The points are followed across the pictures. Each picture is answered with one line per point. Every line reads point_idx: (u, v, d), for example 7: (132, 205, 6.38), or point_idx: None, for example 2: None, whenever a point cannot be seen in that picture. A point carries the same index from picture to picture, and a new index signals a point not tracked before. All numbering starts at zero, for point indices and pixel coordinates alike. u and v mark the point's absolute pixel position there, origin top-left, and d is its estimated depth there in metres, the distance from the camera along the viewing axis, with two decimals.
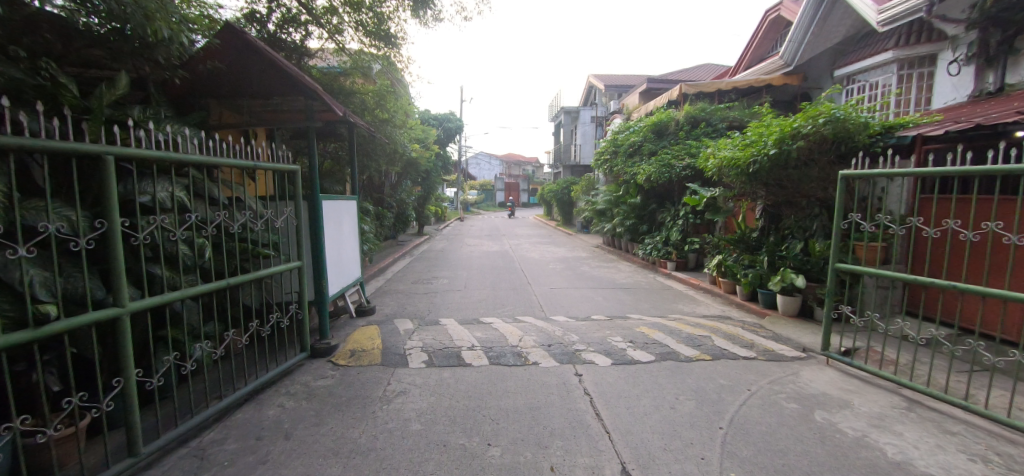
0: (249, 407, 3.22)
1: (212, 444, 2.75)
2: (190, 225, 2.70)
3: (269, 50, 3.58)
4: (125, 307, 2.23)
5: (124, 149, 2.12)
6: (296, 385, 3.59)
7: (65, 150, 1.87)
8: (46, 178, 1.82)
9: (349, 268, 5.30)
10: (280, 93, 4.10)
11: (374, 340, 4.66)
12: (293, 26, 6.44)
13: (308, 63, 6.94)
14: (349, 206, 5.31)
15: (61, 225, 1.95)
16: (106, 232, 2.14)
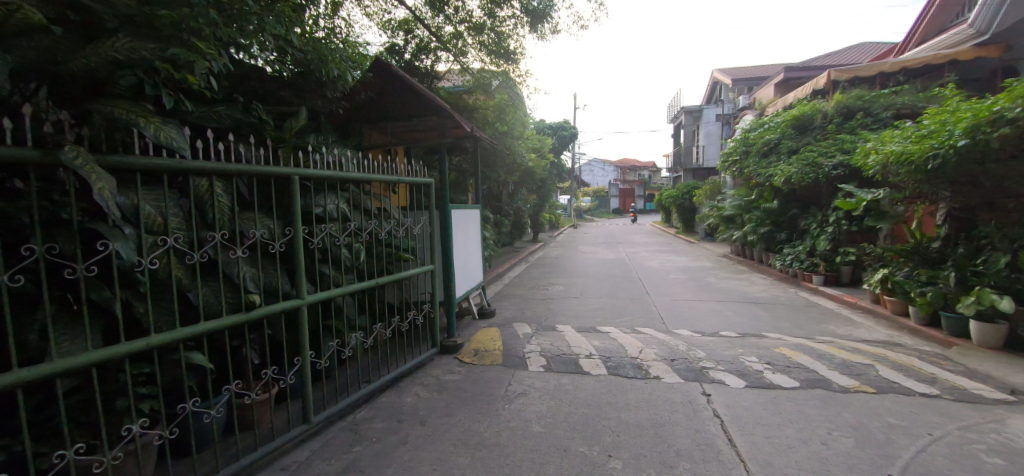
0: (391, 393, 3.65)
1: (363, 420, 3.19)
2: (349, 231, 3.18)
3: (410, 78, 4.04)
4: (304, 300, 2.72)
5: (305, 171, 2.60)
6: (429, 377, 3.97)
7: (266, 173, 2.37)
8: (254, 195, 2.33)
9: (473, 273, 5.69)
10: (417, 116, 4.58)
11: (495, 341, 4.94)
12: (425, 53, 7.19)
13: (436, 85, 7.63)
14: (474, 215, 5.71)
15: (263, 232, 2.47)
16: (291, 238, 2.64)
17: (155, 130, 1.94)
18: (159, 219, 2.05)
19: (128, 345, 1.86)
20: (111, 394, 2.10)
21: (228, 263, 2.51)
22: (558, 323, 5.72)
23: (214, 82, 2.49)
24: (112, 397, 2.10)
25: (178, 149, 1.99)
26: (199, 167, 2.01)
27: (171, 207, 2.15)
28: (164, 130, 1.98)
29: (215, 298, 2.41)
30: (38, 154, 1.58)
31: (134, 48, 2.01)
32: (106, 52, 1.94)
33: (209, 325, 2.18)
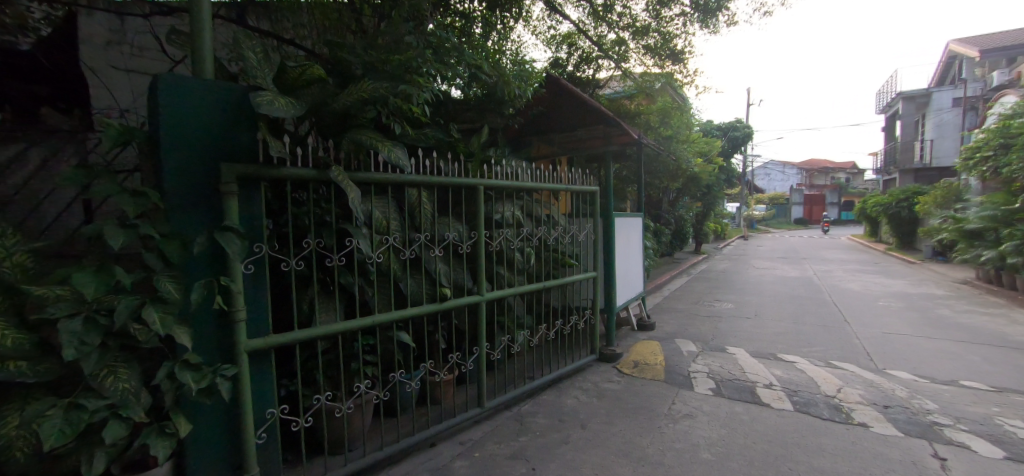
0: (552, 392, 3.83)
1: (527, 414, 3.42)
2: (522, 237, 3.43)
3: (579, 92, 4.18)
4: (483, 296, 3.04)
5: (489, 181, 2.91)
6: (587, 382, 4.04)
7: (458, 184, 2.73)
8: (448, 202, 2.71)
9: (633, 284, 5.56)
10: (583, 126, 4.68)
11: (656, 355, 4.76)
12: (587, 64, 7.32)
13: (597, 93, 7.69)
14: (637, 223, 5.59)
15: (454, 235, 2.84)
16: (475, 241, 3.00)
17: (387, 151, 2.24)
18: (384, 222, 2.53)
19: (361, 320, 2.38)
20: (347, 357, 2.68)
21: (429, 261, 2.87)
22: (728, 345, 5.22)
23: (427, 108, 2.94)
24: (348, 360, 2.68)
25: (403, 167, 2.28)
26: (412, 180, 2.45)
27: (394, 212, 2.59)
28: (394, 151, 2.27)
29: (420, 290, 2.81)
30: (316, 173, 2.14)
31: (375, 87, 2.30)
32: (357, 93, 2.31)
33: (414, 311, 2.62)
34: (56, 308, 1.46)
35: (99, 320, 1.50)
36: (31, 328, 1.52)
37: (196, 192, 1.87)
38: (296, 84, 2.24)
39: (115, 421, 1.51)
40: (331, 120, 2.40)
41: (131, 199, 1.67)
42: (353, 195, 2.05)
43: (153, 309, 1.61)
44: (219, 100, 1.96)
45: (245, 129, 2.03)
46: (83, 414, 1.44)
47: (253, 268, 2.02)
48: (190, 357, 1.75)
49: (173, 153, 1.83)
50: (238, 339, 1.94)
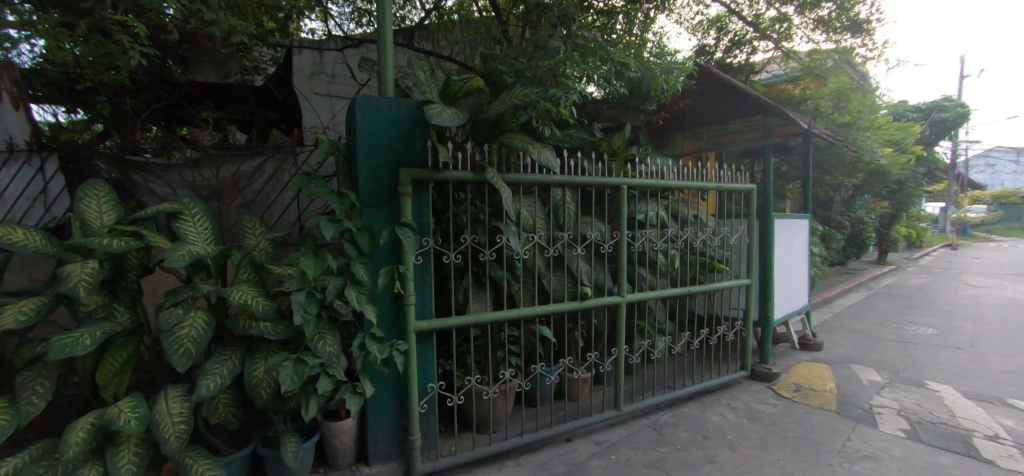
0: (695, 405, 3.57)
1: (667, 425, 3.25)
2: (667, 238, 3.24)
3: (738, 83, 3.80)
4: (625, 298, 2.96)
5: (633, 180, 2.83)
6: (737, 401, 3.67)
7: (601, 183, 2.71)
8: (590, 201, 2.71)
9: (795, 298, 4.88)
10: (736, 118, 4.24)
11: (826, 381, 4.11)
12: (740, 47, 6.57)
13: (752, 79, 6.88)
14: (801, 226, 4.89)
15: (596, 234, 2.83)
16: (617, 241, 2.95)
17: (538, 152, 2.34)
18: (530, 221, 2.65)
19: (508, 312, 2.54)
20: (495, 345, 2.88)
21: (571, 258, 2.92)
22: (928, 379, 4.26)
23: (573, 109, 2.97)
24: (494, 348, 2.87)
25: (552, 168, 2.35)
26: (558, 180, 2.54)
27: (540, 211, 2.69)
28: (544, 152, 2.36)
29: (562, 287, 2.87)
30: (473, 176, 2.36)
31: (526, 92, 2.40)
32: (510, 99, 2.43)
33: (556, 307, 2.70)
34: (289, 284, 1.88)
35: (316, 295, 1.89)
36: (272, 298, 1.97)
37: (382, 192, 2.24)
38: (456, 94, 2.45)
39: (325, 377, 1.88)
40: (485, 125, 2.60)
41: (338, 199, 2.06)
42: (505, 195, 2.22)
43: (351, 289, 1.96)
44: (399, 114, 2.29)
45: (417, 138, 2.34)
46: (305, 368, 1.82)
47: (421, 259, 2.32)
48: (375, 331, 2.08)
49: (365, 161, 2.21)
50: (409, 320, 2.25)
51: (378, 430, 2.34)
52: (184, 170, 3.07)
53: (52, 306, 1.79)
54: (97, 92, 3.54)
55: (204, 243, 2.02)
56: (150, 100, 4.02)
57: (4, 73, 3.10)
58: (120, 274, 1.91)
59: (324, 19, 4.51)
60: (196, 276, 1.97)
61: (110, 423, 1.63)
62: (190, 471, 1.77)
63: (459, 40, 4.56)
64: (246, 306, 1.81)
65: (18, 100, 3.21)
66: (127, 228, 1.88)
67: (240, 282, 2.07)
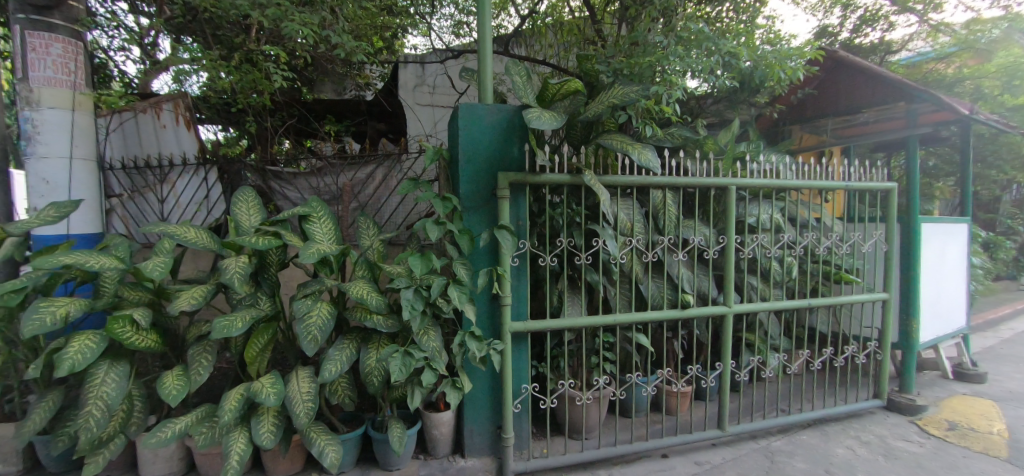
0: (816, 433, 3.15)
1: (780, 452, 2.91)
2: (783, 245, 2.92)
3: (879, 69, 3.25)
4: (733, 308, 2.73)
5: (742, 180, 2.60)
6: (869, 433, 3.17)
7: (705, 184, 2.54)
8: (692, 203, 2.54)
9: (947, 321, 4.12)
10: (870, 107, 3.65)
11: (992, 421, 3.39)
12: (874, 25, 5.67)
13: (890, 61, 5.96)
14: (957, 231, 4.11)
15: (700, 239, 2.64)
16: (724, 246, 2.70)
17: (638, 153, 2.25)
18: (628, 224, 2.56)
19: (603, 317, 2.48)
20: (589, 350, 2.83)
21: (672, 263, 2.78)
22: None
23: (674, 106, 2.80)
24: (588, 353, 2.82)
25: (652, 169, 2.24)
26: (657, 181, 2.43)
27: (638, 214, 2.59)
28: (644, 152, 2.26)
29: (661, 294, 2.73)
30: (570, 178, 2.35)
31: (625, 91, 2.31)
32: (608, 99, 2.37)
33: (654, 315, 2.57)
34: (399, 282, 2.03)
35: (421, 292, 2.01)
36: (384, 294, 2.14)
37: (482, 197, 2.33)
38: (553, 97, 2.44)
39: (428, 370, 2.00)
40: (581, 128, 2.57)
41: (442, 202, 2.18)
42: (602, 198, 2.17)
43: (453, 288, 2.05)
44: (498, 120, 2.37)
45: (515, 143, 2.39)
46: (412, 360, 1.95)
47: (518, 261, 2.36)
48: (474, 329, 2.16)
49: (466, 166, 2.32)
50: (505, 320, 2.30)
51: (475, 425, 2.42)
52: (310, 178, 3.48)
53: (215, 293, 2.13)
54: (246, 112, 4.16)
55: (328, 242, 2.26)
56: (284, 117, 4.62)
57: (181, 100, 3.70)
58: (263, 267, 2.21)
59: (426, 34, 4.82)
60: (321, 272, 2.21)
61: (255, 395, 1.89)
62: (315, 444, 1.99)
63: (553, 44, 4.57)
64: (362, 300, 1.99)
65: (189, 121, 3.76)
66: (270, 229, 2.17)
67: (357, 278, 2.28)
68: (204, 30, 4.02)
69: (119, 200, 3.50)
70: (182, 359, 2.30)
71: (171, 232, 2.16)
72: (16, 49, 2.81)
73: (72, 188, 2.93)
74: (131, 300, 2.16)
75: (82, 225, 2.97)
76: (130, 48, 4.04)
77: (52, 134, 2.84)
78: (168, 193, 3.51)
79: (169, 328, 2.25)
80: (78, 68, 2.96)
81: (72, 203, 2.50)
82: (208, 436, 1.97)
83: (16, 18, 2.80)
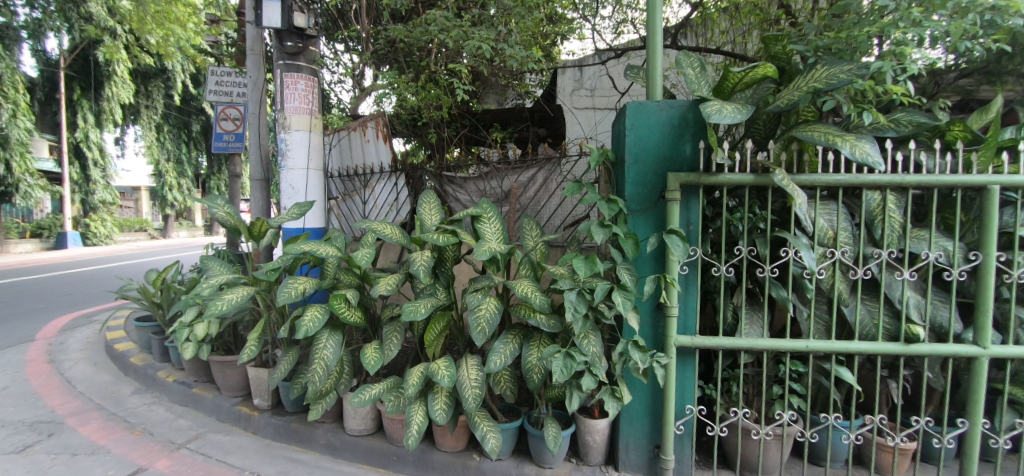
0: None
1: None
2: None
3: None
4: (987, 349, 2.08)
5: (1012, 177, 1.98)
6: None
7: (949, 184, 2.00)
8: (925, 209, 2.02)
9: None
10: None
11: None
12: None
13: None
14: None
15: (939, 255, 2.08)
16: (978, 265, 2.08)
17: (851, 146, 1.84)
18: (830, 232, 2.14)
19: (793, 343, 2.12)
20: (771, 378, 2.43)
21: (893, 284, 2.18)
22: None
23: (905, 85, 2.24)
24: (771, 382, 2.44)
25: (872, 165, 1.83)
26: (875, 180, 2.00)
27: (845, 221, 2.15)
28: (860, 145, 1.85)
29: (874, 320, 2.21)
30: (755, 178, 2.07)
31: (835, 72, 1.92)
32: (808, 83, 1.99)
33: (864, 346, 2.10)
34: (564, 283, 2.02)
35: (585, 295, 1.97)
36: (547, 294, 2.16)
37: (650, 198, 2.21)
38: (733, 88, 2.18)
39: (589, 375, 1.94)
40: (769, 120, 2.24)
41: (608, 205, 2.11)
42: (798, 200, 1.85)
43: (618, 294, 1.96)
44: (669, 117, 2.21)
45: (689, 140, 2.20)
46: (573, 363, 1.92)
47: (687, 270, 2.17)
48: (637, 339, 2.04)
49: (634, 167, 2.23)
50: (671, 332, 2.14)
51: (631, 439, 2.30)
52: (478, 182, 3.79)
53: (404, 281, 2.44)
54: (429, 124, 4.70)
55: (496, 241, 2.39)
56: (459, 128, 5.14)
57: (380, 119, 4.19)
58: (442, 261, 2.45)
59: (584, 37, 4.82)
60: (491, 268, 2.35)
61: (433, 374, 2.09)
62: (479, 428, 2.12)
63: (727, 30, 4.14)
64: (527, 298, 2.04)
65: (386, 135, 4.20)
66: (448, 227, 2.38)
67: (521, 276, 2.36)
68: (399, 58, 4.66)
69: (336, 202, 4.42)
70: (377, 336, 2.69)
71: (374, 229, 2.54)
72: (276, 87, 3.64)
73: (308, 192, 3.68)
74: (345, 282, 2.59)
75: (314, 220, 3.71)
76: (345, 80, 4.94)
77: (297, 150, 3.62)
78: (369, 197, 4.17)
79: (370, 308, 2.66)
80: (314, 97, 3.71)
81: (308, 203, 3.13)
82: (395, 404, 2.25)
83: (278, 64, 3.65)
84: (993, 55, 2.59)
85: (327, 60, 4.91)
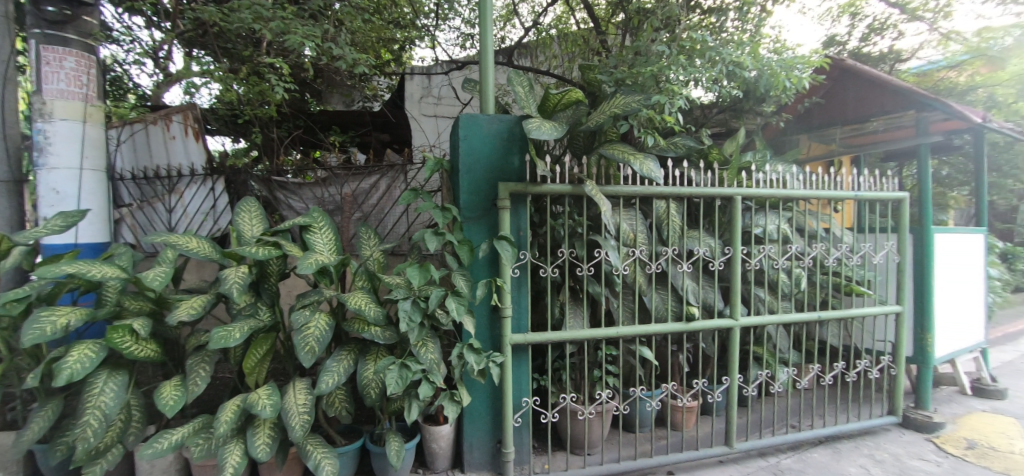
0: (827, 451, 2.83)
1: (791, 469, 2.65)
2: (791, 255, 2.81)
3: (874, 71, 3.13)
4: (737, 321, 2.65)
5: (746, 189, 2.57)
6: (884, 450, 2.83)
7: (707, 194, 2.51)
8: (692, 212, 2.50)
9: (972, 331, 3.58)
10: (879, 116, 3.46)
11: (1012, 437, 2.95)
12: (883, 35, 5.32)
13: (898, 69, 5.59)
14: (977, 243, 3.60)
15: (705, 250, 2.61)
16: (730, 257, 2.66)
17: (639, 163, 2.20)
18: (631, 235, 2.52)
19: (605, 330, 2.43)
20: (592, 364, 2.76)
21: (676, 275, 2.68)
22: None
23: (680, 115, 2.78)
24: (593, 367, 2.77)
25: (654, 180, 2.20)
26: (659, 191, 2.41)
27: (641, 224, 2.56)
28: (646, 163, 2.22)
29: (665, 305, 2.68)
30: (571, 189, 2.33)
31: (628, 101, 2.27)
32: (610, 109, 2.32)
33: (658, 327, 2.52)
34: (397, 293, 2.00)
35: (420, 304, 1.99)
36: (382, 306, 2.11)
37: (483, 206, 2.32)
38: (554, 108, 2.41)
39: (426, 383, 1.95)
40: (584, 138, 2.53)
41: (441, 213, 2.16)
42: (603, 208, 2.14)
43: (452, 300, 2.01)
44: (498, 130, 2.35)
45: (516, 153, 2.38)
46: (409, 373, 1.91)
47: (519, 272, 2.34)
48: (472, 341, 2.13)
49: (467, 175, 2.32)
50: (505, 332, 2.27)
51: (474, 438, 2.38)
52: (315, 188, 3.50)
53: (214, 303, 2.12)
54: (252, 124, 4.19)
55: (329, 253, 2.23)
56: (290, 129, 4.70)
57: (189, 112, 3.69)
58: (263, 278, 2.20)
59: (433, 47, 4.85)
60: (321, 282, 2.19)
61: (251, 406, 1.87)
62: (310, 456, 1.95)
63: (558, 54, 4.58)
64: (360, 311, 1.97)
65: (198, 132, 3.74)
66: (270, 239, 2.16)
67: (356, 288, 2.25)
68: (214, 44, 4.08)
69: (128, 209, 3.55)
70: (182, 370, 2.30)
71: (173, 243, 2.15)
72: (30, 63, 2.85)
73: (81, 198, 2.95)
74: (131, 309, 2.15)
75: (90, 234, 2.98)
76: (144, 63, 4.07)
77: (63, 145, 2.88)
78: (176, 203, 3.53)
79: (170, 338, 2.25)
80: (91, 80, 3.00)
81: (79, 213, 2.52)
82: (204, 447, 1.94)
83: (32, 33, 2.85)
84: (738, 98, 3.35)
85: (115, 34, 3.96)
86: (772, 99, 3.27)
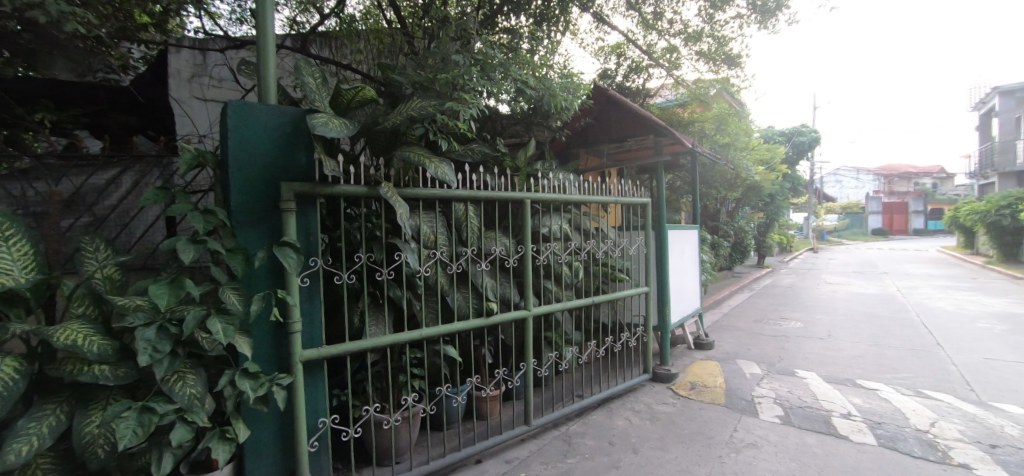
0: (602, 412, 3.35)
1: (576, 434, 3.04)
2: (571, 251, 3.23)
3: (626, 101, 3.83)
4: (530, 312, 2.91)
5: (534, 193, 2.83)
6: (640, 403, 3.49)
7: (500, 197, 2.68)
8: (486, 213, 2.64)
9: (691, 301, 4.70)
10: (631, 137, 4.25)
11: (717, 377, 3.97)
12: (636, 73, 6.60)
13: (648, 102, 7.02)
14: (693, 236, 4.73)
15: (500, 249, 2.79)
16: (523, 255, 2.91)
17: (434, 167, 2.22)
18: (432, 236, 2.52)
19: (407, 334, 2.38)
20: (397, 369, 2.69)
21: (476, 274, 2.80)
22: (810, 364, 4.32)
23: (474, 123, 2.92)
24: (398, 372, 2.69)
25: (448, 183, 2.25)
26: (456, 194, 2.47)
27: (441, 226, 2.59)
28: (441, 167, 2.25)
29: (466, 303, 2.77)
30: (366, 190, 2.20)
31: (423, 105, 2.25)
32: (405, 111, 2.29)
33: (461, 325, 2.59)
34: (135, 318, 1.59)
35: (170, 329, 1.61)
36: (115, 336, 1.65)
37: (260, 209, 2.03)
38: (349, 105, 2.26)
39: (181, 425, 1.60)
40: (381, 138, 2.44)
41: (202, 217, 1.80)
42: (400, 211, 2.09)
43: (217, 320, 1.70)
44: (278, 122, 2.08)
45: (303, 150, 2.15)
46: (154, 417, 1.54)
47: (308, 281, 2.11)
48: (248, 365, 1.83)
49: (238, 173, 1.98)
50: (293, 348, 2.02)
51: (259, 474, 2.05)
52: None
53: None
54: None
55: (21, 273, 1.64)
56: None
57: None
58: None
59: (212, 18, 4.08)
60: (10, 314, 1.59)
61: None
62: None
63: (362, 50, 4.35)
64: (75, 348, 1.50)
65: None
66: None
67: (73, 317, 1.71)
68: None
69: None
70: None
71: None
72: None
73: None
74: None
75: None
76: None
77: None
78: None
79: None
80: None
81: None
82: None
83: None
84: (529, 112, 3.70)
85: None
86: (555, 116, 3.72)
